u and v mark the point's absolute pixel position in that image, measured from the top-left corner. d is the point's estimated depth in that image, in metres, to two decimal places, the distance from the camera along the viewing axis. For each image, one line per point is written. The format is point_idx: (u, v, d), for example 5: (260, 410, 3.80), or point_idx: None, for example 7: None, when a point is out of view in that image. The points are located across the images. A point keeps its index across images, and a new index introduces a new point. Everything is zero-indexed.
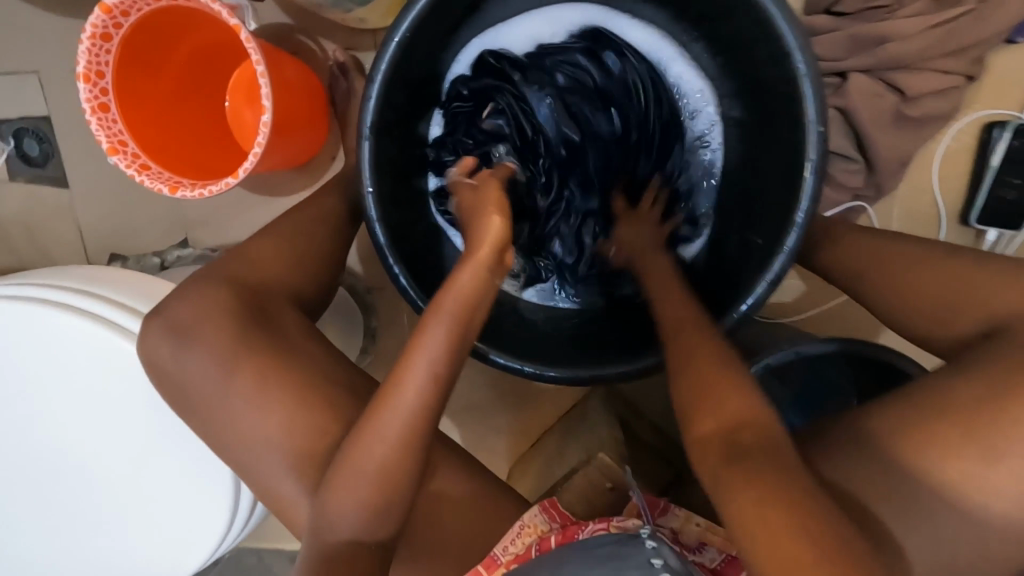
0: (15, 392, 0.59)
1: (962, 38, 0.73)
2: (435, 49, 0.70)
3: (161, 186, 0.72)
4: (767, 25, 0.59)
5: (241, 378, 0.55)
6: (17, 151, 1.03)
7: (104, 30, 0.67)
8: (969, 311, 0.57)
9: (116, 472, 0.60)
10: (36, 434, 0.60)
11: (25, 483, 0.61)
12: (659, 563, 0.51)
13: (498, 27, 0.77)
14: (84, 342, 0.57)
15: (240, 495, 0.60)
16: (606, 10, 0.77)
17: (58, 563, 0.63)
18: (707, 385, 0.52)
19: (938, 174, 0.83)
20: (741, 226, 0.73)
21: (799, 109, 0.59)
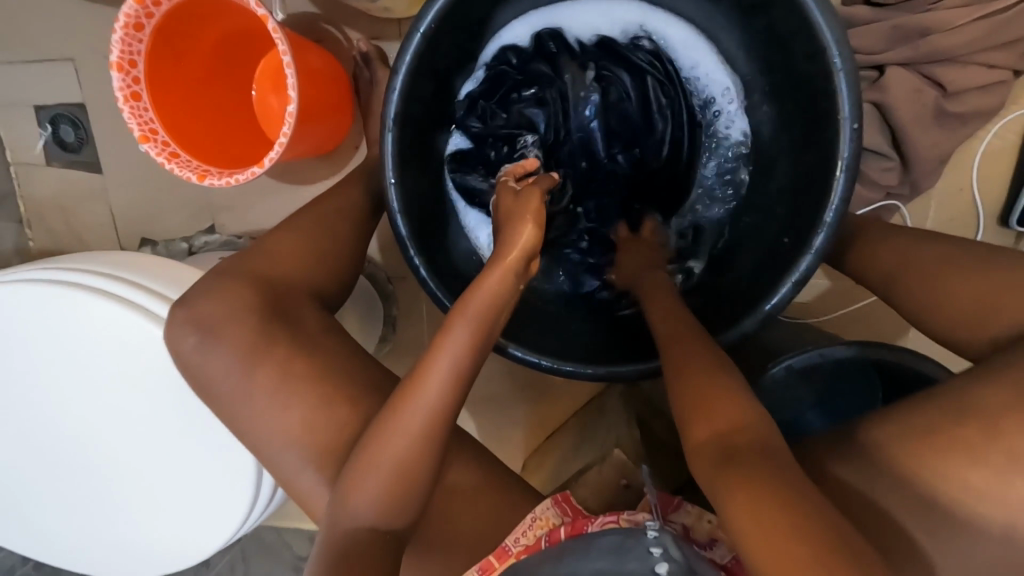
0: (49, 374, 0.61)
1: (1011, 31, 0.69)
2: (462, 41, 0.70)
3: (189, 174, 0.74)
4: (806, 23, 0.57)
5: (261, 375, 0.55)
6: (54, 136, 1.06)
7: (136, 20, 0.69)
8: (1003, 315, 0.54)
9: (143, 453, 0.62)
10: (69, 413, 0.62)
11: (58, 462, 0.64)
12: (658, 554, 0.53)
13: (558, 7, 0.75)
14: (113, 327, 0.58)
15: (260, 481, 0.61)
16: (662, 15, 0.75)
17: (93, 537, 0.66)
18: (704, 397, 0.52)
19: (977, 174, 0.80)
20: (761, 235, 0.71)
21: (832, 105, 0.57)
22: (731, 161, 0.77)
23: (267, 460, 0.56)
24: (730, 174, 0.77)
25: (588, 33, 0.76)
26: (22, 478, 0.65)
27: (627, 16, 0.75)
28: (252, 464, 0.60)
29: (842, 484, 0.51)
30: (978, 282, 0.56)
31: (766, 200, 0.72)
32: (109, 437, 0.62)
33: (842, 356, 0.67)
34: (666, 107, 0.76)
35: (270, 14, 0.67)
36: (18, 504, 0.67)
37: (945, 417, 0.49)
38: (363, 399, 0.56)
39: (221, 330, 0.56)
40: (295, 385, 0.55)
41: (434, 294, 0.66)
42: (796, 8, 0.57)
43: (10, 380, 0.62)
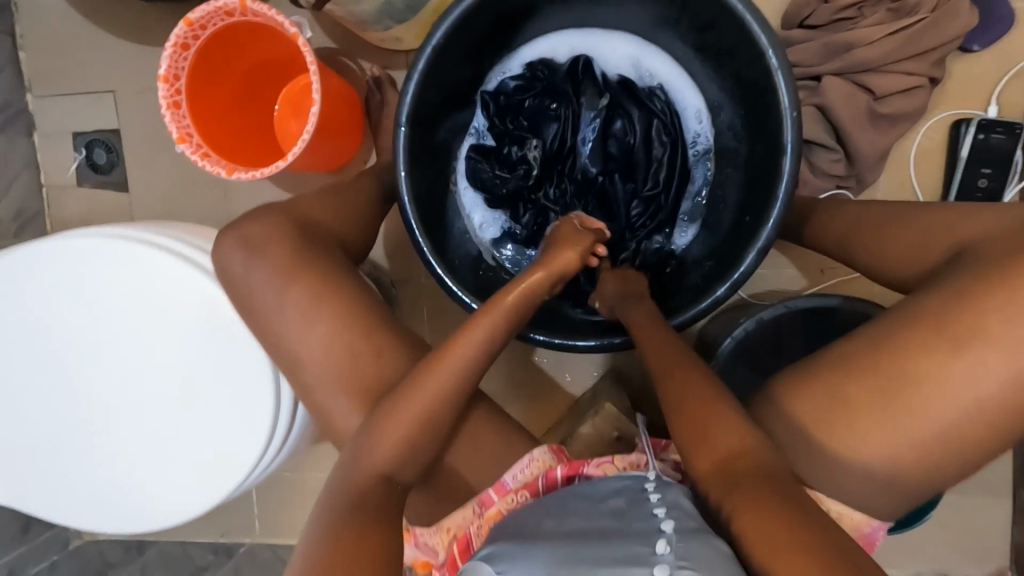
0: (81, 322, 0.65)
1: (921, 43, 0.83)
2: (471, 63, 0.83)
3: (219, 169, 0.83)
4: (751, 44, 0.70)
5: (293, 297, 0.61)
6: (87, 160, 1.15)
7: (184, 40, 0.80)
8: (933, 254, 0.65)
9: (162, 395, 0.65)
10: (95, 358, 0.66)
11: (80, 409, 0.66)
12: (663, 513, 0.54)
13: (595, 42, 0.88)
14: (146, 269, 0.64)
15: (279, 398, 0.64)
16: (680, 74, 0.88)
17: (103, 488, 0.67)
18: (700, 426, 0.58)
19: (915, 168, 0.91)
20: (721, 239, 0.84)
21: (777, 99, 0.69)
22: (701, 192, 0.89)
23: (294, 379, 0.62)
24: (699, 200, 0.90)
25: (609, 67, 0.89)
26: (38, 431, 0.67)
27: (651, 67, 0.88)
28: (270, 391, 0.64)
29: (809, 387, 0.61)
30: (905, 232, 0.68)
31: (731, 212, 0.84)
32: (132, 380, 0.65)
33: (822, 304, 0.82)
34: (662, 142, 0.86)
35: (302, 34, 0.80)
36: (29, 461, 0.68)
37: (894, 336, 0.59)
38: (384, 332, 0.63)
39: (262, 250, 0.63)
40: (315, 321, 0.61)
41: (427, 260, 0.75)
42: (740, 26, 0.70)
43: (38, 330, 0.66)
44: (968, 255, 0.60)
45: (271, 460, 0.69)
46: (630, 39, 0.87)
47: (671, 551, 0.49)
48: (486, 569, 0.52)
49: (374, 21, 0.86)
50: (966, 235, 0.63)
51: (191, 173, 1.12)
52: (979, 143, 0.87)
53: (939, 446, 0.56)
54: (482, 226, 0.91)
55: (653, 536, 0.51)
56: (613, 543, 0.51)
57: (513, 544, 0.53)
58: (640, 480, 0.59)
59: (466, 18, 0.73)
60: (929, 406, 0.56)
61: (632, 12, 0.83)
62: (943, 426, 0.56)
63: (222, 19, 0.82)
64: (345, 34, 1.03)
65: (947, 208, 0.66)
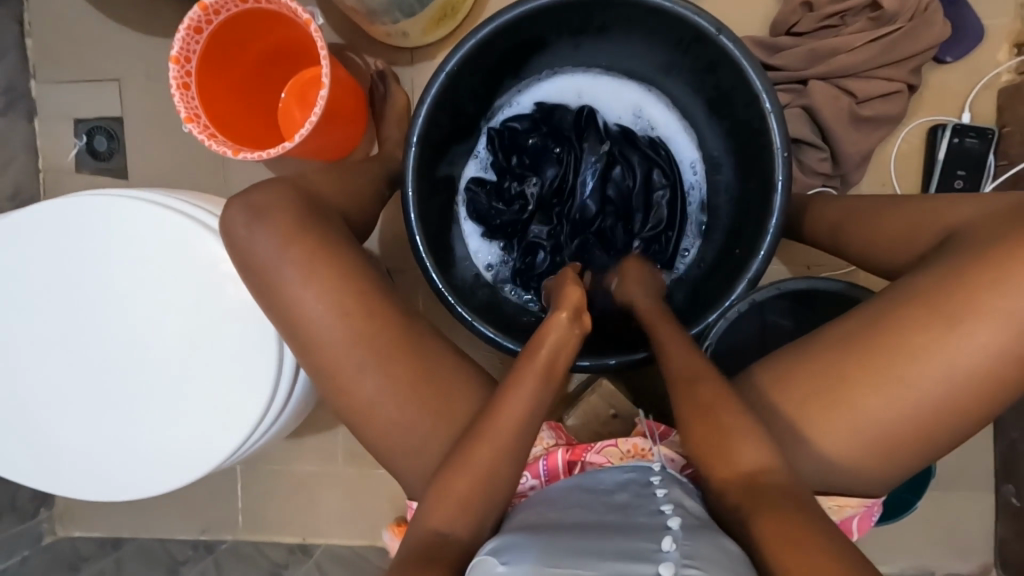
0: (98, 280, 0.68)
1: (899, 51, 0.88)
2: (479, 92, 0.85)
3: (226, 148, 0.83)
4: (748, 88, 0.73)
5: (296, 253, 0.62)
6: (87, 146, 1.15)
7: (197, 25, 0.83)
8: (921, 238, 0.68)
9: (171, 356, 0.68)
10: (110, 318, 0.68)
11: (94, 369, 0.69)
12: (669, 509, 0.54)
13: (600, 88, 0.92)
14: (162, 231, 0.67)
15: (282, 358, 0.66)
16: (678, 126, 0.91)
17: (109, 444, 0.69)
18: (719, 437, 0.59)
19: (895, 170, 0.96)
20: (710, 278, 0.85)
21: (768, 139, 0.72)
22: (694, 237, 0.91)
23: (294, 337, 0.62)
24: (691, 245, 0.91)
25: (610, 113, 0.92)
26: (50, 387, 0.70)
27: (650, 115, 0.92)
28: (273, 355, 0.66)
29: (804, 361, 0.63)
30: (898, 221, 0.71)
31: (719, 253, 0.86)
32: (144, 340, 0.68)
33: (827, 288, 0.84)
34: (660, 191, 0.88)
35: (314, 20, 0.83)
36: (38, 417, 0.70)
37: (880, 308, 0.62)
38: (389, 295, 0.65)
39: (267, 212, 0.63)
40: (314, 277, 0.61)
41: (432, 281, 0.76)
42: (737, 73, 0.73)
43: (56, 288, 0.69)
44: (953, 238, 0.63)
45: (272, 424, 0.71)
46: (633, 90, 0.91)
47: (676, 548, 0.48)
48: (492, 559, 0.50)
49: (384, 12, 0.90)
50: (950, 222, 0.66)
51: (191, 160, 1.11)
52: (954, 147, 0.92)
53: (925, 411, 0.58)
54: (479, 253, 0.93)
55: (659, 533, 0.51)
56: (618, 537, 0.50)
57: (518, 538, 0.52)
58: (646, 472, 0.60)
59: (481, 47, 0.76)
60: (917, 372, 0.58)
61: (636, 57, 0.86)
62: (931, 390, 0.58)
63: (235, 5, 0.85)
64: (351, 31, 1.06)
65: (938, 198, 0.69)
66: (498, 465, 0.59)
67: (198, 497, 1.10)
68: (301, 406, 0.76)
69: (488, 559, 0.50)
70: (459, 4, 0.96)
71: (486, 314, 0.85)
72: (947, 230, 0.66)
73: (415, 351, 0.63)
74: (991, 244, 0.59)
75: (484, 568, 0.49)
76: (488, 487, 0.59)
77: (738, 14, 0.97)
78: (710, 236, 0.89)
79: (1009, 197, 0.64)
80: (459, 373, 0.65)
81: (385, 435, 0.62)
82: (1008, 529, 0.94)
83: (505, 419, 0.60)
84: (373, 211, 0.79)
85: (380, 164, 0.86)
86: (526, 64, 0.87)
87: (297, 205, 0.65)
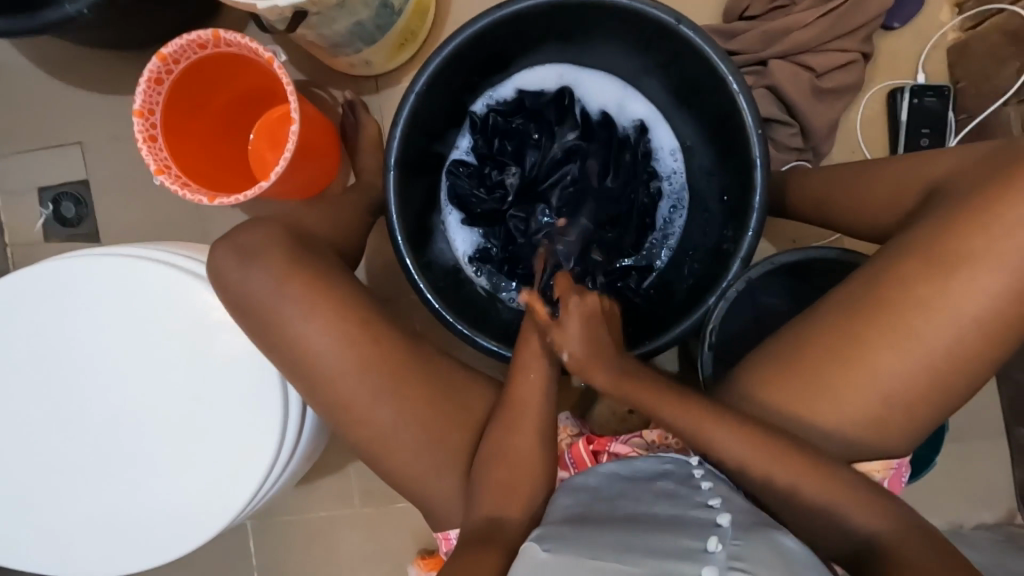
0: (86, 344, 0.66)
1: (849, 22, 0.91)
2: (453, 98, 0.85)
3: (202, 196, 0.82)
4: (715, 72, 0.74)
5: (294, 288, 0.60)
6: (55, 214, 1.12)
7: (158, 76, 0.82)
8: (905, 195, 0.69)
9: (172, 412, 0.65)
10: (103, 382, 0.66)
11: (90, 437, 0.66)
12: (717, 504, 0.55)
13: (580, 72, 0.91)
14: (148, 285, 0.65)
15: (287, 398, 0.64)
16: (653, 112, 0.92)
17: (114, 513, 0.66)
18: (758, 432, 0.59)
19: (863, 137, 0.98)
20: (701, 255, 0.87)
21: (741, 120, 0.73)
22: (678, 217, 0.92)
23: (296, 372, 0.61)
24: (675, 224, 0.91)
25: (593, 105, 0.92)
26: (46, 461, 0.66)
27: (627, 102, 0.92)
28: (279, 395, 0.64)
29: (816, 332, 0.63)
30: (879, 184, 0.72)
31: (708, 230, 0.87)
32: (141, 401, 0.65)
33: (819, 256, 0.84)
34: (641, 178, 0.89)
35: (275, 57, 0.82)
36: (36, 495, 0.66)
37: (877, 270, 0.62)
38: (390, 319, 0.63)
39: (261, 253, 0.61)
40: (315, 311, 0.60)
41: (422, 292, 0.75)
42: (703, 59, 0.74)
43: (43, 359, 0.66)
44: (942, 191, 0.64)
45: (284, 468, 0.68)
46: (610, 76, 0.91)
47: (723, 549, 0.48)
48: (535, 547, 0.51)
49: (346, 44, 0.90)
50: (932, 174, 0.67)
51: (165, 215, 1.09)
52: (915, 107, 0.94)
53: (934, 362, 0.59)
54: (463, 247, 0.92)
55: (706, 530, 0.51)
56: (664, 533, 0.51)
57: (563, 526, 0.53)
58: (684, 464, 0.61)
59: (449, 62, 0.76)
60: (922, 325, 0.59)
61: (608, 51, 0.86)
62: (937, 338, 0.59)
63: (195, 52, 0.84)
64: (313, 65, 1.06)
65: (912, 157, 0.71)
66: (524, 474, 0.59)
67: (210, 560, 1.05)
68: (312, 446, 0.74)
69: (532, 546, 0.51)
70: (418, 27, 0.97)
71: (472, 313, 0.84)
72: (930, 184, 0.67)
73: (425, 374, 0.62)
74: (973, 194, 0.60)
75: (529, 556, 0.50)
76: (519, 498, 0.58)
77: (692, 5, 0.99)
78: (694, 214, 0.90)
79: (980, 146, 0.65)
80: (471, 389, 0.64)
81: (405, 462, 0.61)
82: None
83: (524, 426, 0.60)
84: (361, 240, 0.78)
85: (361, 192, 0.85)
86: (502, 63, 0.86)
87: (287, 240, 0.63)
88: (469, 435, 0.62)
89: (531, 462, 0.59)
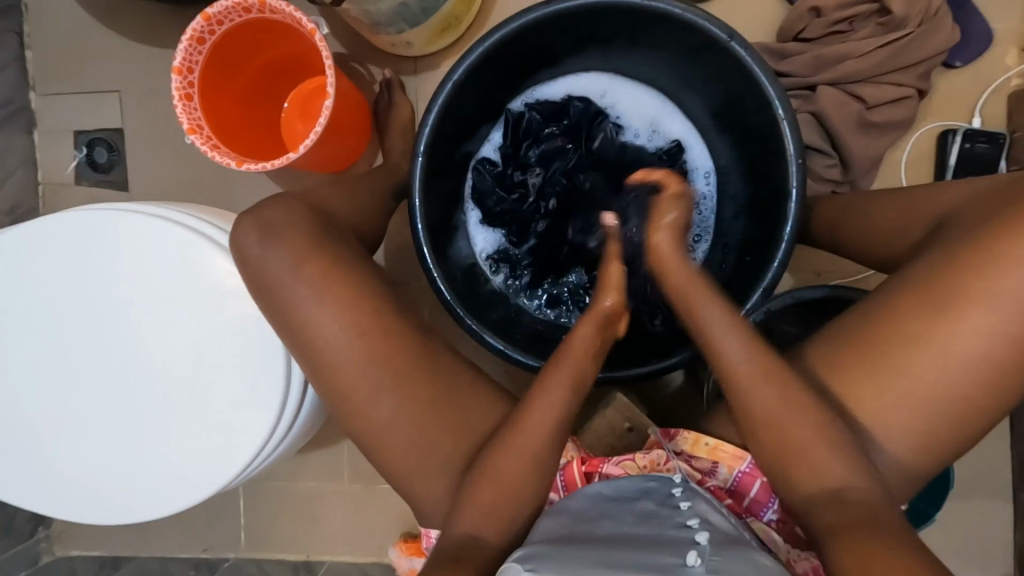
0: (102, 295, 0.67)
1: (908, 56, 0.88)
2: (490, 91, 0.84)
3: (229, 160, 0.82)
4: (761, 94, 0.72)
5: (309, 271, 0.60)
6: (87, 158, 1.13)
7: (200, 35, 0.82)
8: (915, 222, 0.67)
9: (176, 372, 0.66)
10: (114, 333, 0.67)
11: (96, 385, 0.67)
12: (696, 523, 0.54)
13: (619, 82, 0.90)
14: (166, 246, 0.65)
15: (291, 376, 0.65)
16: (692, 131, 0.90)
17: (111, 462, 0.67)
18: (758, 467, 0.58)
19: (906, 175, 0.94)
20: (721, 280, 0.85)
21: (781, 147, 0.70)
22: (702, 238, 0.89)
23: (305, 355, 0.61)
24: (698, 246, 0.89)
25: (628, 118, 0.90)
26: (51, 404, 0.68)
27: (665, 118, 0.90)
28: (281, 370, 0.64)
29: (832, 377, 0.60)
30: (892, 212, 0.70)
31: (732, 256, 0.85)
32: (148, 357, 0.66)
33: (815, 295, 0.83)
34: None
35: (318, 30, 0.81)
36: (39, 437, 0.68)
37: (874, 302, 0.60)
38: (398, 309, 0.63)
39: (276, 228, 0.62)
40: (329, 295, 0.60)
41: (438, 289, 0.74)
42: (749, 79, 0.72)
43: (60, 304, 0.67)
44: (954, 220, 0.62)
45: (278, 443, 0.69)
46: (650, 89, 0.90)
47: (702, 563, 0.49)
48: (517, 566, 0.50)
49: (389, 22, 0.89)
50: (949, 202, 0.65)
51: (193, 172, 1.10)
52: (965, 151, 0.91)
53: (937, 413, 0.56)
54: (483, 247, 0.92)
55: (684, 547, 0.51)
56: (643, 550, 0.51)
57: (547, 547, 0.52)
58: (667, 484, 0.60)
59: (490, 54, 0.75)
60: (932, 378, 0.56)
61: (651, 65, 0.85)
62: (952, 397, 0.56)
63: (239, 15, 0.84)
64: (355, 40, 1.05)
65: (924, 187, 0.69)
66: (516, 479, 0.58)
67: (200, 513, 1.08)
68: (307, 424, 0.74)
69: (514, 566, 0.51)
70: (464, 12, 0.96)
71: (482, 311, 0.83)
72: (942, 213, 0.64)
73: (428, 367, 0.62)
74: (987, 230, 0.57)
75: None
76: (505, 503, 0.58)
77: (745, 21, 0.96)
78: (721, 237, 0.88)
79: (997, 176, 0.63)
80: (471, 388, 0.64)
81: (396, 453, 0.61)
82: None
83: (520, 432, 0.60)
84: (380, 223, 0.78)
85: (387, 174, 0.85)
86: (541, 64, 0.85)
87: (305, 218, 0.63)
88: (463, 434, 0.61)
89: (523, 469, 0.59)
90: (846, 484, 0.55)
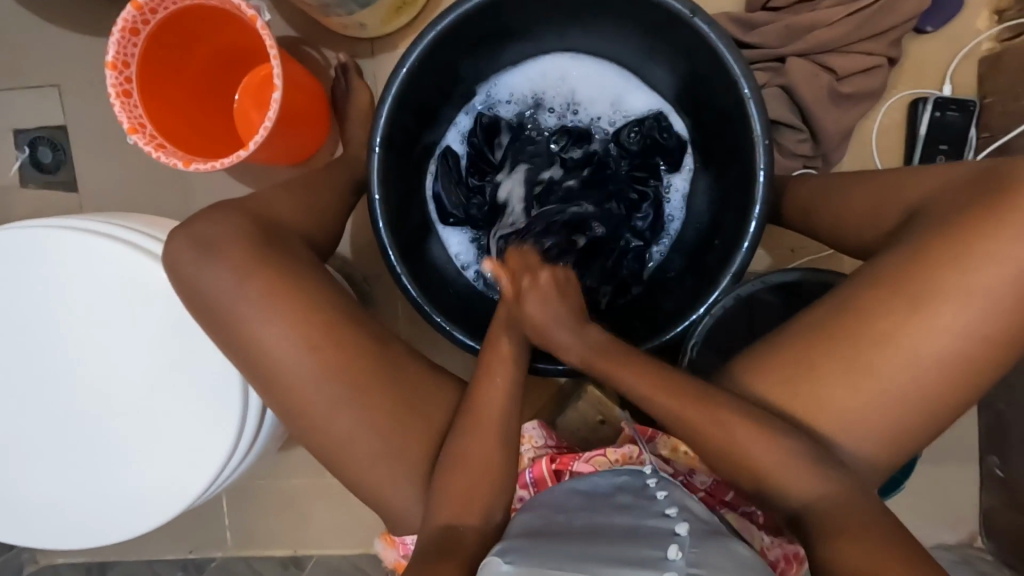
0: (48, 317, 0.64)
1: (879, 23, 0.85)
2: (447, 77, 0.79)
3: (176, 160, 0.77)
4: (726, 71, 0.69)
5: (253, 287, 0.58)
6: (31, 159, 1.07)
7: (133, 25, 0.76)
8: (889, 208, 0.65)
9: (130, 391, 0.64)
10: (64, 354, 0.64)
11: (50, 407, 0.65)
12: (674, 513, 0.54)
13: (580, 62, 0.86)
14: (112, 264, 0.63)
15: (247, 402, 0.63)
16: (660, 104, 0.86)
17: (72, 483, 0.66)
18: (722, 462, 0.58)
19: (877, 145, 0.93)
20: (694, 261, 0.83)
21: (748, 129, 0.68)
22: (675, 218, 0.87)
23: (255, 371, 0.59)
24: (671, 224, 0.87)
25: (592, 99, 0.87)
26: (7, 427, 0.66)
27: (631, 94, 0.87)
28: (239, 385, 0.62)
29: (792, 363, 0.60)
30: (859, 198, 0.68)
31: (701, 235, 0.83)
32: (101, 378, 0.64)
33: (784, 279, 0.82)
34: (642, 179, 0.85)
35: (259, 15, 0.75)
36: None
37: (841, 295, 0.59)
38: (360, 320, 0.61)
39: (215, 246, 0.59)
40: (276, 308, 0.58)
41: (408, 292, 0.72)
42: (713, 55, 0.69)
43: (5, 326, 0.65)
44: (929, 209, 0.60)
45: (245, 456, 0.67)
46: (611, 68, 0.86)
47: (682, 557, 0.48)
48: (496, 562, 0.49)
49: (337, 4, 0.83)
50: (918, 189, 0.64)
51: (145, 170, 1.05)
52: (936, 120, 0.89)
53: (902, 403, 0.56)
54: (454, 242, 0.88)
55: (664, 539, 0.50)
56: (622, 543, 0.50)
57: (526, 541, 0.51)
58: (639, 476, 0.59)
59: (445, 37, 0.71)
60: (898, 365, 0.56)
61: (611, 41, 0.81)
62: (915, 382, 0.56)
63: (173, 2, 0.78)
64: (306, 22, 0.99)
65: (897, 172, 0.67)
66: (486, 487, 0.57)
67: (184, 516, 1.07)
68: (273, 437, 0.73)
69: (493, 560, 0.49)
70: None
71: (455, 308, 0.80)
72: (913, 206, 0.63)
73: (388, 378, 0.60)
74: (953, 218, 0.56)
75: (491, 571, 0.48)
76: (476, 513, 0.57)
77: None
78: (691, 215, 0.86)
79: (967, 165, 0.61)
80: (439, 394, 0.62)
81: (364, 467, 0.59)
82: (992, 500, 0.95)
83: (492, 437, 0.58)
84: (339, 221, 0.75)
85: (344, 170, 0.81)
86: (501, 43, 0.81)
87: (248, 234, 0.60)
88: (431, 443, 0.60)
89: (494, 477, 0.58)
90: (813, 473, 0.55)
